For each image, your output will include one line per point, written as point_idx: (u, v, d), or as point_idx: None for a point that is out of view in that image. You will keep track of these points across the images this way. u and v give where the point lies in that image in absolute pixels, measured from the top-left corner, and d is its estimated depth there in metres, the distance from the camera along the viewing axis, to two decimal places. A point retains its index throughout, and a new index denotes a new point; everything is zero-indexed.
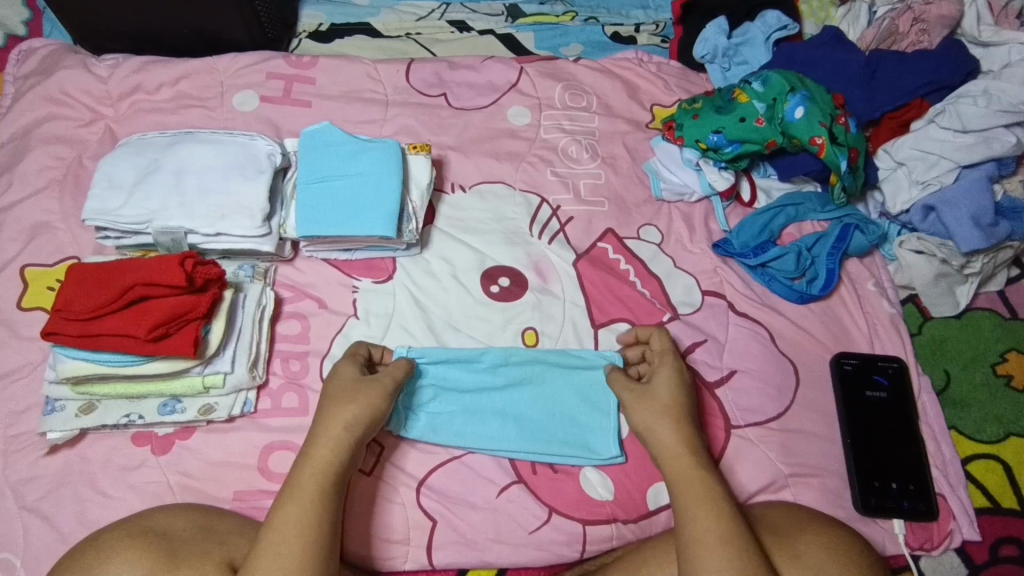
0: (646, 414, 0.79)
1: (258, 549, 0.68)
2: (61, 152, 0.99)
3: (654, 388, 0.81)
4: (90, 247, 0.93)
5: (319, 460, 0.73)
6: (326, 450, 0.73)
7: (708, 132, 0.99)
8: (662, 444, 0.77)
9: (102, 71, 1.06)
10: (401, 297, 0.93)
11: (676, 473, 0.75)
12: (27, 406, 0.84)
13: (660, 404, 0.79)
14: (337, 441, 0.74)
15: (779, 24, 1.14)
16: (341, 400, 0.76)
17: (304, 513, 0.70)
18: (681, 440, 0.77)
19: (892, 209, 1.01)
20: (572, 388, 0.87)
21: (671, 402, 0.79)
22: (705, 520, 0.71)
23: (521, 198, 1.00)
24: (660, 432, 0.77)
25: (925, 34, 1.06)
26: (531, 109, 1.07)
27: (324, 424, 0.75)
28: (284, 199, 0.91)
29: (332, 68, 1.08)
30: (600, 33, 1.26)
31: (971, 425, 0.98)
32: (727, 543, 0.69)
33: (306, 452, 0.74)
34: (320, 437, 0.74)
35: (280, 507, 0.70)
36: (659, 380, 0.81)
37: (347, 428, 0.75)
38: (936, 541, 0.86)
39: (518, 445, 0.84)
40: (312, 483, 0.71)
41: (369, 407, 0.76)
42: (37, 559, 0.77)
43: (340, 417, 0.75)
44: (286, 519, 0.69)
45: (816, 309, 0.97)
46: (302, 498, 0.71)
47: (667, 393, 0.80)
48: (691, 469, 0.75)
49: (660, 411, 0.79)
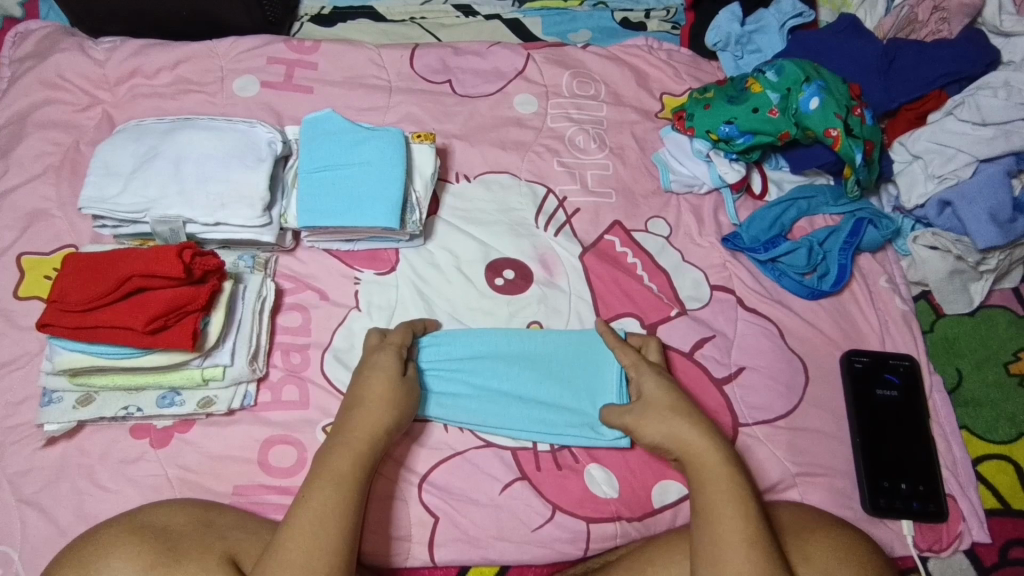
0: (648, 426, 0.77)
1: (284, 540, 0.66)
2: (58, 137, 0.97)
3: (647, 398, 0.79)
4: (88, 235, 0.92)
5: (355, 452, 0.72)
6: (363, 441, 0.73)
7: (720, 122, 0.96)
8: (680, 444, 0.75)
9: (99, 54, 1.03)
10: (404, 289, 0.91)
11: (703, 472, 0.73)
12: (24, 397, 0.83)
13: (659, 409, 0.77)
14: (377, 435, 0.74)
15: (795, 12, 1.11)
16: (381, 400, 0.75)
17: (337, 505, 0.69)
18: (699, 437, 0.75)
19: (908, 203, 0.99)
20: (581, 368, 0.86)
21: (669, 406, 0.77)
22: (732, 520, 0.69)
23: (526, 188, 0.98)
24: (676, 434, 0.75)
25: (945, 23, 1.03)
26: (538, 97, 1.05)
27: (366, 416, 0.74)
28: (284, 187, 0.89)
29: (334, 53, 1.06)
30: (608, 19, 1.23)
31: (982, 425, 0.97)
32: (755, 550, 0.67)
33: (342, 442, 0.73)
34: (358, 430, 0.73)
35: (307, 496, 0.69)
36: (647, 389, 0.79)
37: (388, 426, 0.75)
38: (945, 542, 0.85)
39: (525, 425, 0.83)
40: (347, 475, 0.71)
41: (406, 411, 0.77)
42: (36, 553, 0.76)
43: (384, 412, 0.75)
44: (314, 510, 0.68)
45: (827, 304, 0.95)
46: (336, 487, 0.70)
47: (662, 400, 0.78)
48: (708, 473, 0.73)
49: (661, 419, 0.76)
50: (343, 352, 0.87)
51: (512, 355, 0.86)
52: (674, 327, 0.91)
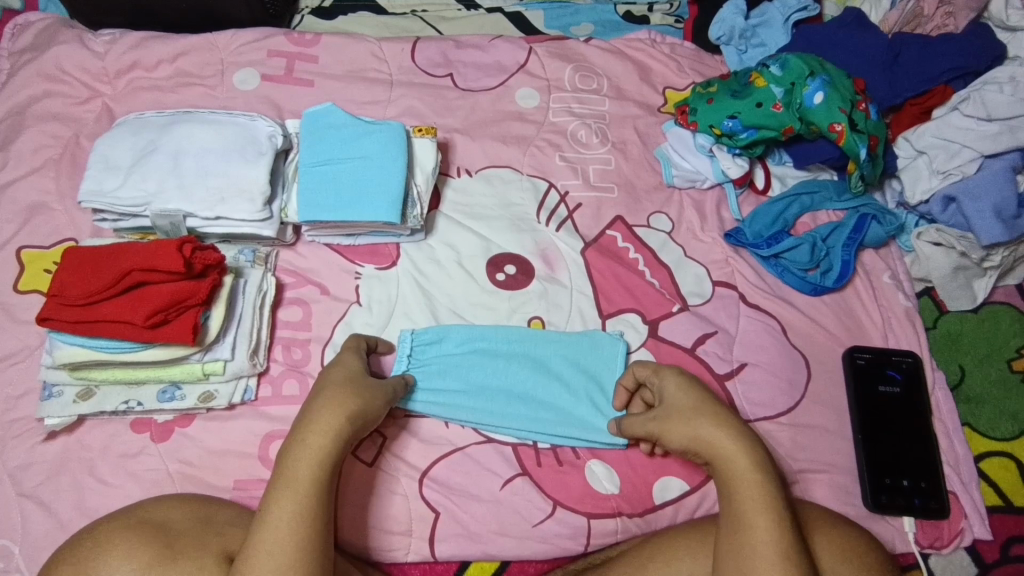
0: (677, 428, 0.75)
1: (251, 546, 0.64)
2: (57, 130, 0.97)
3: (670, 403, 0.78)
4: (87, 229, 0.91)
5: (316, 450, 0.69)
6: (322, 438, 0.70)
7: (723, 117, 0.96)
8: (713, 444, 0.73)
9: (98, 47, 1.03)
10: (405, 283, 0.91)
11: (736, 476, 0.71)
12: (24, 391, 0.83)
13: (685, 414, 0.76)
14: (338, 429, 0.71)
15: (799, 6, 1.10)
16: (343, 390, 0.74)
17: (301, 509, 0.66)
18: (731, 438, 0.73)
19: (910, 199, 0.98)
20: (579, 369, 0.86)
21: (696, 406, 0.76)
22: (765, 528, 0.68)
23: (529, 183, 0.97)
24: (705, 436, 0.74)
25: (951, 17, 1.03)
26: (540, 91, 1.04)
27: (326, 410, 0.72)
28: (285, 181, 0.89)
29: (334, 46, 1.05)
30: (611, 13, 1.22)
31: (984, 422, 0.97)
32: (788, 557, 0.66)
33: (303, 439, 0.70)
34: (319, 425, 0.71)
35: (272, 499, 0.67)
36: (671, 392, 0.78)
37: (350, 420, 0.72)
38: (946, 539, 0.85)
39: (521, 423, 0.83)
40: (308, 476, 0.68)
41: (368, 405, 0.74)
42: (36, 547, 0.76)
43: (346, 407, 0.72)
44: (279, 514, 0.66)
45: (830, 301, 0.95)
46: (294, 492, 0.67)
47: (687, 402, 0.77)
48: (743, 475, 0.71)
49: (690, 420, 0.75)
50: None
51: (511, 354, 0.87)
52: (676, 324, 0.90)
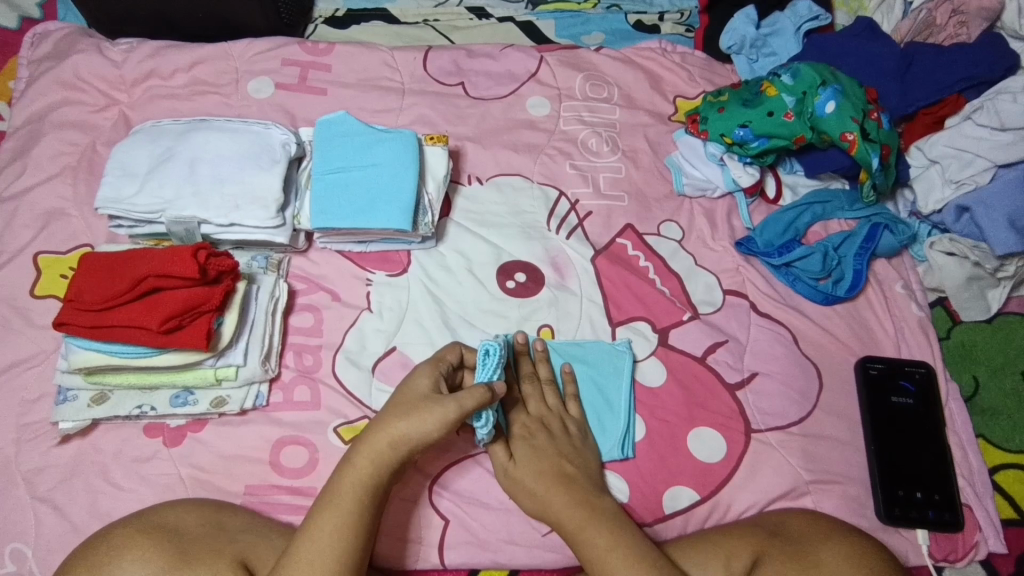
0: (531, 500, 0.76)
1: (295, 557, 0.66)
2: (74, 137, 0.98)
3: (519, 467, 0.77)
4: (103, 235, 0.92)
5: (359, 472, 0.70)
6: (366, 460, 0.70)
7: (734, 125, 0.96)
8: (560, 519, 0.74)
9: (116, 56, 1.04)
10: (416, 290, 0.91)
11: (583, 540, 0.72)
12: (39, 395, 0.83)
13: (530, 481, 0.76)
14: (382, 455, 0.70)
15: (810, 15, 1.11)
16: (397, 411, 0.72)
17: (345, 525, 0.68)
18: (574, 503, 0.74)
19: (924, 208, 0.99)
20: (592, 381, 0.86)
21: (541, 478, 0.76)
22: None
23: (539, 191, 0.98)
24: (551, 507, 0.74)
25: (964, 26, 1.02)
26: (551, 100, 1.05)
27: (373, 434, 0.71)
28: (297, 189, 0.90)
29: (348, 55, 1.06)
30: (622, 22, 1.23)
31: (999, 434, 0.96)
32: None
33: (348, 460, 0.71)
34: (364, 450, 0.70)
35: (317, 514, 0.68)
36: (519, 457, 0.77)
37: (393, 446, 0.70)
38: (960, 553, 0.84)
39: None
40: (352, 495, 0.69)
41: (420, 429, 0.70)
42: (49, 551, 0.76)
43: (390, 432, 0.71)
44: (325, 531, 0.67)
45: (843, 310, 0.94)
46: (339, 509, 0.68)
47: (531, 465, 0.76)
48: (589, 531, 0.72)
49: (533, 490, 0.75)
50: (355, 354, 0.87)
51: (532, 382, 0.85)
52: (686, 332, 0.90)
